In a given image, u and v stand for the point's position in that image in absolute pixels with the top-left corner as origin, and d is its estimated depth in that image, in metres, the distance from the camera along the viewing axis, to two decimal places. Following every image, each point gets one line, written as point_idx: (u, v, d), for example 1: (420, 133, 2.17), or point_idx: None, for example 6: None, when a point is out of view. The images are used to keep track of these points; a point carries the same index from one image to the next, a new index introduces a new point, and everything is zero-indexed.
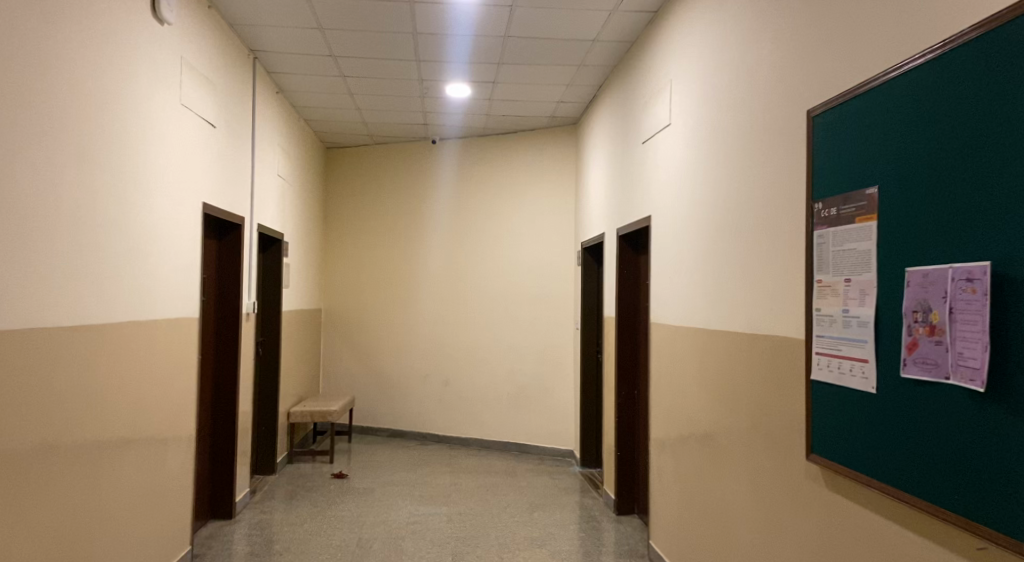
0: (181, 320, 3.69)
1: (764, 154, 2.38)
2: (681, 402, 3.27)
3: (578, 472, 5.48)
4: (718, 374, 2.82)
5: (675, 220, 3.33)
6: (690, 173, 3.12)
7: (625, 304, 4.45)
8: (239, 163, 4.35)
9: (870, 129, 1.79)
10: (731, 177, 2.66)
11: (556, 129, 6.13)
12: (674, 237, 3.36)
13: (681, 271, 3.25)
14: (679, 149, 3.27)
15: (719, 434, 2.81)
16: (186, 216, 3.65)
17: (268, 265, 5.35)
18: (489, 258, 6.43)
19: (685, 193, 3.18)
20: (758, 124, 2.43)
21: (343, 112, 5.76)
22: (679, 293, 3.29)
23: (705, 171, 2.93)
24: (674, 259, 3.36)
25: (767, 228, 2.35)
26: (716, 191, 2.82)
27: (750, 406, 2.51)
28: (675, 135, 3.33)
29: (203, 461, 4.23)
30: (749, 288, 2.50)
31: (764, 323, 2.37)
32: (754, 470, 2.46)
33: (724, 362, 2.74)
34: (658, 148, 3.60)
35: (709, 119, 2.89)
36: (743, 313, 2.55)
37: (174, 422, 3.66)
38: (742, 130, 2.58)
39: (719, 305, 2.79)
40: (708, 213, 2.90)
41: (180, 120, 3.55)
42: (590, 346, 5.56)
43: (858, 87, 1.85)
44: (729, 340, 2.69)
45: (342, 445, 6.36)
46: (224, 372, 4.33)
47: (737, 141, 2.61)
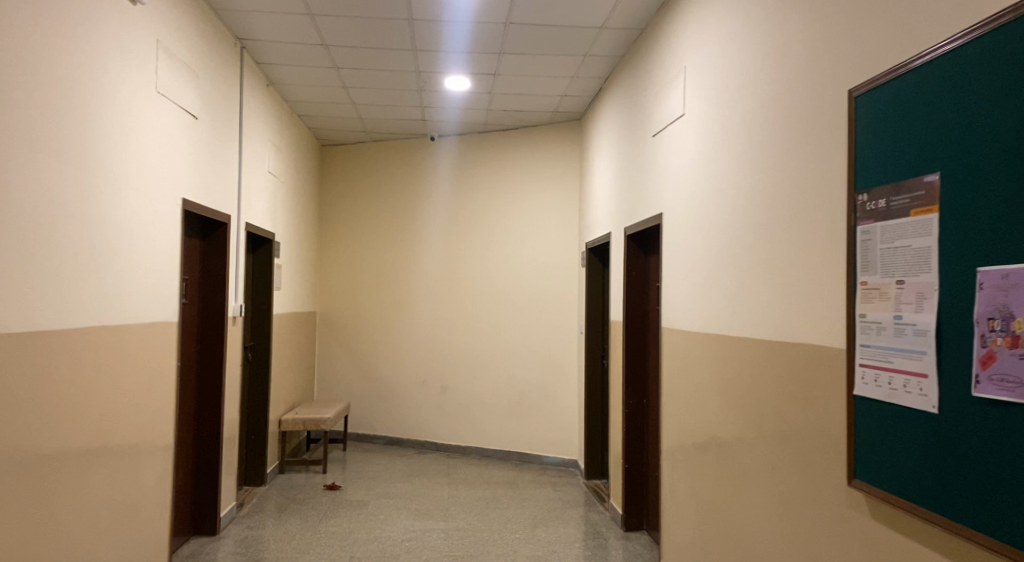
0: (159, 325, 3.46)
1: (796, 142, 2.14)
2: (697, 414, 3.04)
3: (582, 484, 5.23)
4: (739, 385, 2.58)
5: (690, 218, 3.09)
6: (706, 166, 2.89)
7: (634, 307, 4.21)
8: (225, 158, 4.12)
9: (904, 118, 1.62)
10: (755, 168, 2.42)
11: (559, 125, 5.89)
12: (688, 236, 3.12)
13: (697, 272, 3.01)
14: (693, 140, 3.04)
15: (740, 452, 2.57)
16: (162, 212, 3.41)
17: (257, 267, 5.12)
18: (490, 259, 6.20)
19: (701, 188, 2.94)
20: (788, 109, 2.20)
21: (338, 107, 5.54)
22: (694, 296, 3.05)
23: (724, 163, 2.69)
24: (688, 259, 3.12)
25: (799, 224, 2.11)
26: (738, 186, 2.58)
27: (776, 421, 2.27)
28: (690, 126, 3.10)
29: (185, 474, 4.00)
30: (776, 290, 2.26)
31: (795, 329, 2.13)
32: (782, 493, 2.22)
33: (747, 371, 2.50)
34: (670, 141, 3.38)
35: (729, 105, 2.66)
36: (769, 319, 2.31)
37: (151, 433, 3.43)
38: (768, 117, 2.34)
39: (742, 309, 2.55)
40: (729, 209, 2.66)
41: (157, 110, 3.32)
42: (595, 351, 5.32)
43: (884, 75, 1.70)
44: (753, 348, 2.45)
45: (336, 454, 6.11)
46: (208, 379, 4.09)
47: (762, 129, 2.38)
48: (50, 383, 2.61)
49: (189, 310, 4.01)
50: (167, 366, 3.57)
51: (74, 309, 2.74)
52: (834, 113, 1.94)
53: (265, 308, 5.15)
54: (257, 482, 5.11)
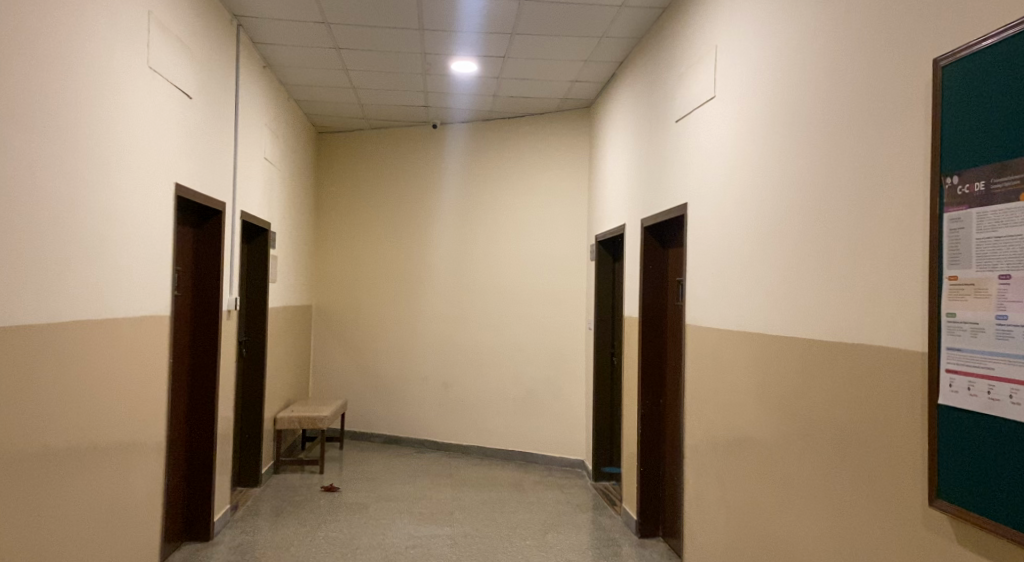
0: (148, 318, 3.21)
1: (858, 122, 1.94)
2: (733, 418, 2.83)
3: (591, 486, 5.03)
4: (787, 388, 2.37)
5: (725, 208, 2.89)
6: (745, 151, 2.68)
7: (650, 303, 4.01)
8: (220, 141, 3.87)
9: (1000, 91, 1.43)
10: (806, 152, 2.23)
11: (568, 113, 5.68)
12: (722, 227, 2.92)
13: (735, 266, 2.81)
14: (729, 124, 2.83)
15: (785, 461, 2.37)
16: (155, 196, 3.17)
17: (252, 258, 4.88)
18: (494, 252, 5.98)
19: (739, 176, 2.74)
20: (850, 85, 1.99)
21: (338, 91, 5.31)
22: (730, 292, 2.85)
23: (768, 148, 2.49)
24: (723, 252, 2.92)
25: (864, 213, 1.90)
26: (784, 172, 2.38)
27: (830, 428, 2.08)
28: (723, 109, 2.89)
29: (177, 477, 3.76)
30: (831, 286, 2.07)
31: (857, 329, 1.94)
32: (838, 507, 2.02)
33: (795, 374, 2.31)
34: (698, 125, 3.17)
35: (773, 85, 2.46)
36: (824, 318, 2.11)
37: (140, 435, 3.19)
38: (822, 96, 2.13)
39: (789, 306, 2.35)
40: (774, 198, 2.46)
41: (148, 87, 3.07)
42: (604, 349, 5.12)
43: (974, 43, 1.50)
44: (804, 348, 2.25)
45: (333, 453, 5.90)
46: (202, 375, 3.86)
47: (815, 109, 2.17)
48: (34, 381, 2.38)
49: (183, 304, 3.77)
50: (157, 363, 3.33)
51: (58, 300, 2.49)
52: (909, 86, 1.73)
53: (261, 302, 4.92)
54: (252, 483, 4.88)
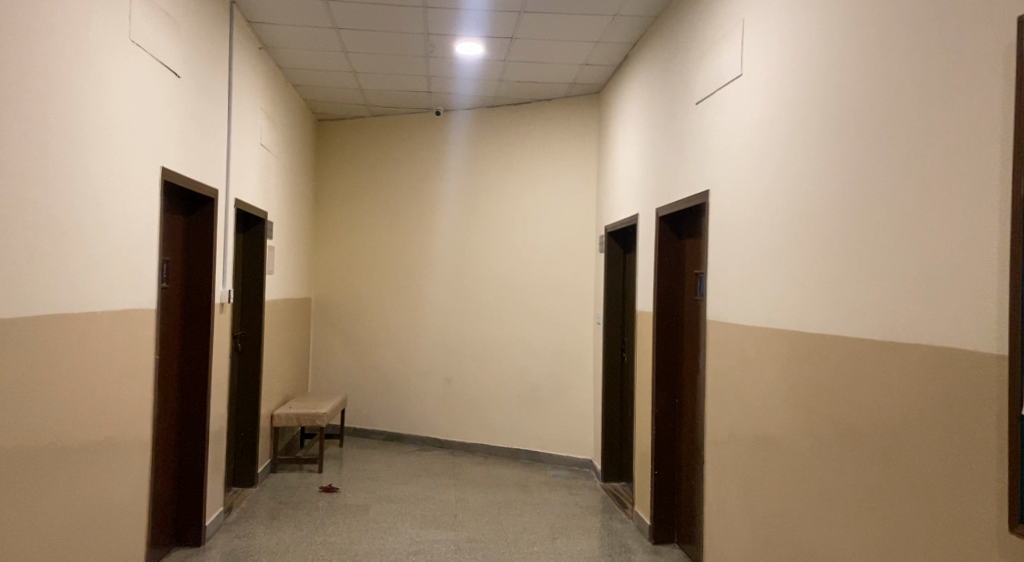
0: (134, 311, 3.01)
1: (922, 96, 1.73)
2: (763, 422, 2.64)
3: (599, 487, 4.84)
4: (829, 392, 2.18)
5: (754, 195, 2.68)
6: (783, 133, 2.47)
7: (666, 297, 3.80)
8: (212, 124, 3.67)
9: None
10: (855, 133, 2.02)
11: (575, 99, 5.46)
12: (754, 217, 2.71)
13: (764, 257, 2.61)
14: (765, 106, 2.62)
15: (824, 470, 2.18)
16: (139, 181, 2.97)
17: (248, 249, 4.68)
18: (499, 244, 5.78)
19: (774, 161, 2.53)
20: (904, 55, 1.78)
21: (337, 75, 5.09)
22: (762, 286, 2.65)
23: (809, 128, 2.29)
24: (754, 243, 2.72)
25: (927, 198, 1.70)
26: (828, 155, 2.17)
27: (880, 438, 1.88)
28: (757, 88, 2.68)
29: (168, 478, 3.58)
30: (884, 280, 1.87)
31: (915, 328, 1.74)
32: (889, 526, 1.83)
33: (837, 376, 2.11)
34: (726, 108, 2.96)
35: (818, 60, 2.25)
36: (873, 315, 1.92)
37: (125, 435, 3.00)
38: (876, 70, 1.93)
39: (830, 301, 2.15)
40: (816, 183, 2.25)
41: (131, 62, 2.86)
42: (614, 345, 4.92)
43: None
44: (847, 348, 2.05)
45: (333, 451, 5.72)
46: (193, 372, 3.66)
47: (868, 85, 1.97)
48: (8, 378, 2.19)
49: (174, 296, 3.57)
50: (144, 359, 3.14)
51: (34, 291, 2.30)
52: (983, 53, 1.53)
53: (257, 295, 4.72)
54: (248, 483, 4.70)
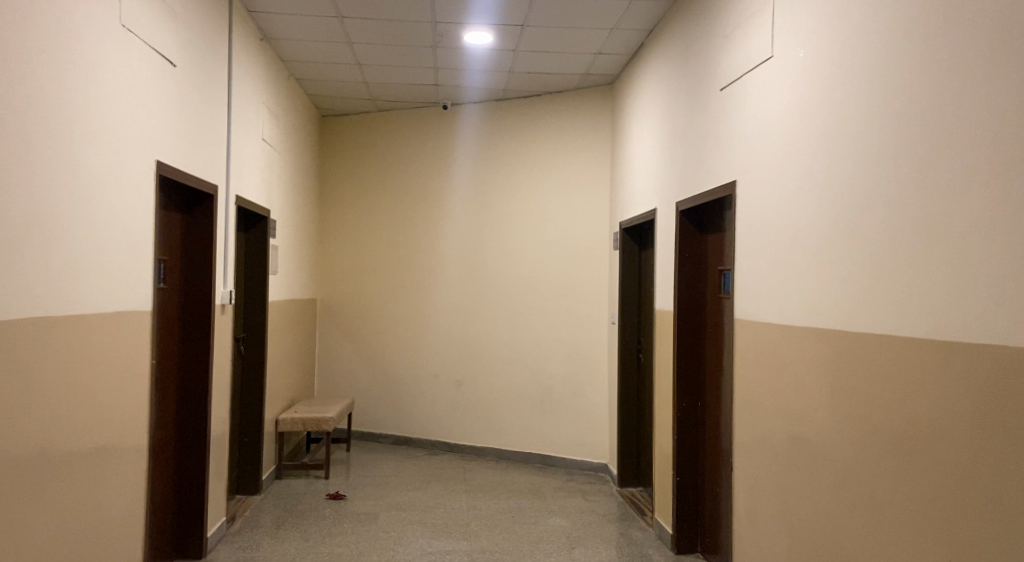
0: (130, 314, 2.84)
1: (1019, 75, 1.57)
2: (803, 428, 2.46)
3: (616, 492, 4.67)
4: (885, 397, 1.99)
5: (804, 183, 2.50)
6: (838, 120, 2.31)
7: (688, 295, 3.63)
8: (210, 116, 3.50)
9: None
10: (931, 118, 1.86)
11: (587, 91, 5.28)
12: (799, 210, 2.54)
13: (812, 250, 2.43)
14: (815, 90, 2.44)
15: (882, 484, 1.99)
16: (135, 176, 2.82)
17: (250, 248, 4.52)
18: (510, 241, 5.60)
19: (827, 150, 2.37)
20: (1007, 28, 1.61)
21: (342, 68, 4.93)
22: (806, 284, 2.48)
23: (872, 115, 2.12)
24: (795, 237, 2.55)
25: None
26: (895, 145, 2.01)
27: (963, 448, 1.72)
28: (805, 72, 2.51)
29: (168, 487, 3.41)
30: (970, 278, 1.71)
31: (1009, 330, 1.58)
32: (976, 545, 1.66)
33: (904, 381, 1.94)
34: (763, 94, 2.79)
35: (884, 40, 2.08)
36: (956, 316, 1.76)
37: (122, 445, 2.83)
38: (960, 51, 1.76)
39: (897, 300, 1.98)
40: (879, 174, 2.09)
41: (124, 50, 2.71)
42: (630, 345, 4.75)
43: None
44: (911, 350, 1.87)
45: (340, 455, 5.56)
46: (193, 377, 3.51)
47: (946, 65, 1.80)
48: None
49: (173, 297, 3.42)
50: (143, 364, 2.97)
51: (25, 292, 2.15)
52: None
53: (261, 296, 4.56)
54: (253, 490, 4.55)
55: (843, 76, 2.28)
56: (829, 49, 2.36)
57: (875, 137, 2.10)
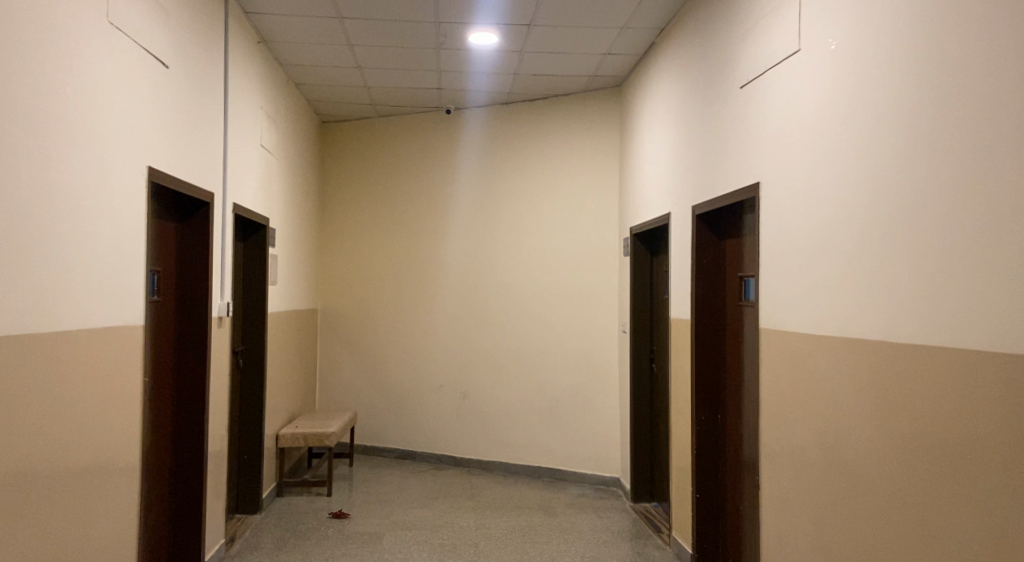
0: (122, 329, 2.68)
1: None
2: (840, 447, 2.29)
3: (630, 508, 4.50)
4: (937, 415, 1.83)
5: (835, 184, 2.36)
6: (873, 114, 2.16)
7: (705, 302, 3.48)
8: (205, 120, 3.35)
9: None
10: (980, 108, 1.71)
11: (593, 94, 5.14)
12: (829, 212, 2.39)
13: (847, 255, 2.27)
14: (847, 84, 2.30)
15: (937, 510, 1.82)
16: (127, 183, 2.67)
17: (249, 259, 4.37)
18: (516, 249, 5.44)
19: (861, 147, 2.21)
20: None
21: (343, 72, 4.79)
22: (838, 291, 2.32)
23: (911, 106, 1.97)
24: (826, 241, 2.40)
25: None
26: (939, 138, 1.86)
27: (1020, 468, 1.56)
28: (835, 66, 2.36)
29: (163, 511, 3.24)
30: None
31: None
32: None
33: (952, 397, 1.78)
34: (790, 90, 2.64)
35: (924, 27, 1.92)
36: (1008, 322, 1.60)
37: (115, 468, 2.67)
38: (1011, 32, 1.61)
39: (942, 308, 1.82)
40: (920, 170, 1.93)
41: (116, 51, 2.58)
42: (643, 354, 4.60)
43: None
44: (971, 364, 1.70)
45: (342, 470, 5.40)
46: (189, 394, 3.35)
47: (997, 49, 1.65)
48: None
49: (168, 310, 3.26)
50: (136, 382, 2.80)
51: (13, 307, 2.01)
52: None
53: (260, 307, 4.40)
54: (252, 509, 4.37)
55: (879, 69, 2.13)
56: (862, 40, 2.21)
57: (916, 131, 1.95)
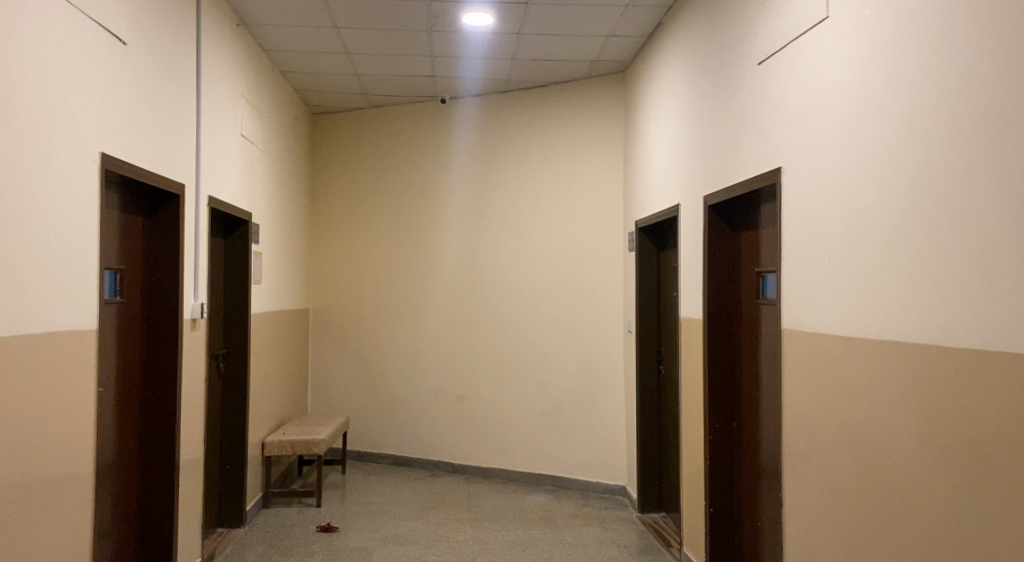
0: (72, 334, 2.40)
1: None
2: (879, 465, 2.01)
3: (637, 520, 4.23)
4: (1007, 432, 1.55)
5: (871, 166, 2.08)
6: (918, 84, 1.87)
7: (718, 300, 3.21)
8: (171, 105, 3.07)
9: None
10: None
11: (596, 80, 4.86)
12: (863, 199, 2.11)
13: (887, 248, 1.99)
14: (885, 50, 2.01)
15: (1008, 545, 1.54)
16: (77, 172, 2.39)
17: (230, 257, 4.11)
18: (515, 246, 5.18)
19: (903, 123, 1.93)
20: None
21: (330, 58, 4.52)
22: (875, 288, 2.04)
23: (968, 71, 1.69)
24: (860, 231, 2.13)
25: None
26: (1003, 107, 1.57)
27: None
28: (872, 31, 2.07)
29: (129, 530, 2.99)
30: None
31: None
32: None
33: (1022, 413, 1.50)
34: (818, 64, 2.36)
35: None
36: None
37: (71, 489, 2.40)
38: None
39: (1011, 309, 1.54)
40: (980, 146, 1.65)
41: (62, 23, 2.30)
42: (650, 355, 4.33)
43: None
44: None
45: (334, 478, 5.14)
46: (159, 403, 3.09)
47: None
48: None
49: (134, 312, 3.00)
50: (93, 392, 2.53)
51: None
52: None
53: (242, 308, 4.13)
54: (235, 523, 4.11)
55: (924, 31, 1.85)
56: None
57: (977, 101, 1.66)
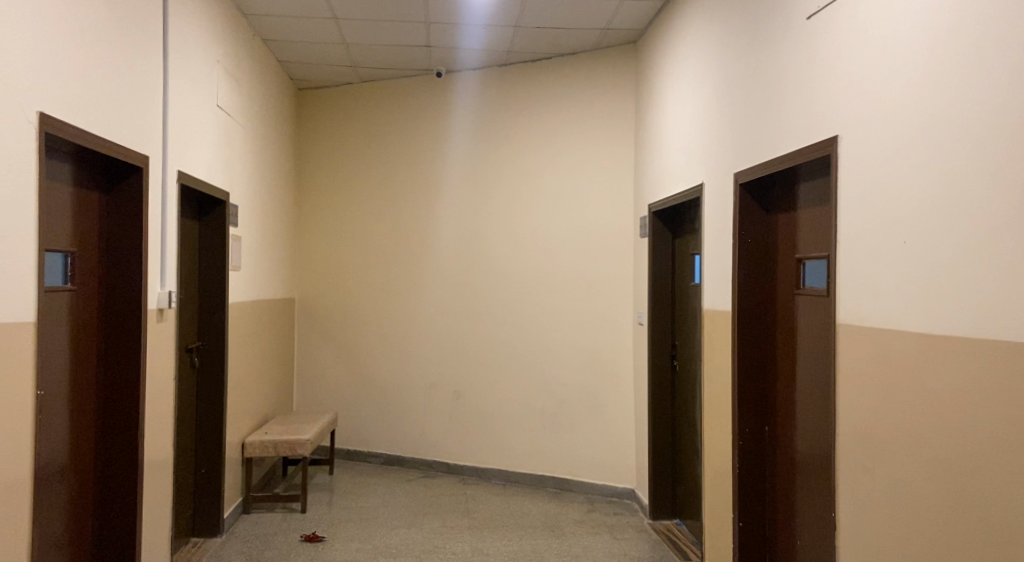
0: (3, 328, 2.01)
1: None
2: (970, 486, 1.69)
3: (649, 527, 3.92)
4: None
5: (963, 130, 1.74)
6: None
7: (749, 291, 2.88)
8: (132, 64, 2.68)
9: None
10: None
11: (604, 52, 4.50)
12: (952, 171, 1.77)
13: (988, 227, 1.65)
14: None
15: None
16: (9, 132, 1.99)
17: (206, 240, 3.74)
18: (515, 231, 4.83)
19: (1014, 77, 1.59)
20: None
21: (317, 24, 4.14)
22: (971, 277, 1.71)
23: None
24: (946, 209, 1.79)
25: None
26: None
27: None
28: None
29: (84, 549, 2.62)
30: None
31: None
32: None
33: None
34: (887, 14, 2.02)
35: None
36: None
37: (7, 509, 2.03)
38: None
39: None
40: None
41: None
42: (663, 350, 4.00)
43: None
44: None
45: (321, 480, 4.80)
46: (119, 404, 2.73)
47: None
48: None
49: (89, 301, 2.62)
50: (34, 396, 2.16)
51: None
52: None
53: (218, 298, 3.76)
54: (212, 532, 3.76)
55: None
56: None
57: None
